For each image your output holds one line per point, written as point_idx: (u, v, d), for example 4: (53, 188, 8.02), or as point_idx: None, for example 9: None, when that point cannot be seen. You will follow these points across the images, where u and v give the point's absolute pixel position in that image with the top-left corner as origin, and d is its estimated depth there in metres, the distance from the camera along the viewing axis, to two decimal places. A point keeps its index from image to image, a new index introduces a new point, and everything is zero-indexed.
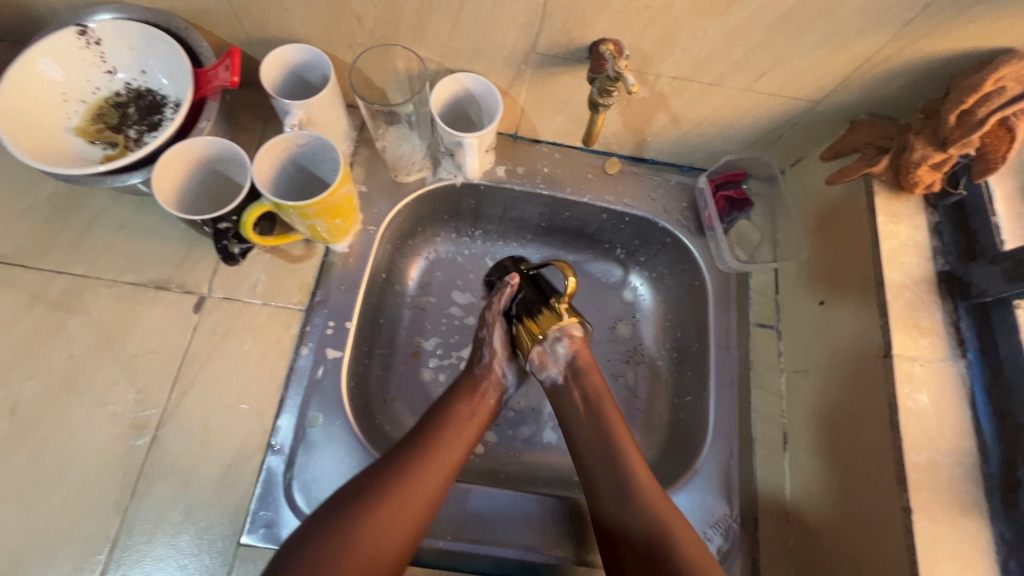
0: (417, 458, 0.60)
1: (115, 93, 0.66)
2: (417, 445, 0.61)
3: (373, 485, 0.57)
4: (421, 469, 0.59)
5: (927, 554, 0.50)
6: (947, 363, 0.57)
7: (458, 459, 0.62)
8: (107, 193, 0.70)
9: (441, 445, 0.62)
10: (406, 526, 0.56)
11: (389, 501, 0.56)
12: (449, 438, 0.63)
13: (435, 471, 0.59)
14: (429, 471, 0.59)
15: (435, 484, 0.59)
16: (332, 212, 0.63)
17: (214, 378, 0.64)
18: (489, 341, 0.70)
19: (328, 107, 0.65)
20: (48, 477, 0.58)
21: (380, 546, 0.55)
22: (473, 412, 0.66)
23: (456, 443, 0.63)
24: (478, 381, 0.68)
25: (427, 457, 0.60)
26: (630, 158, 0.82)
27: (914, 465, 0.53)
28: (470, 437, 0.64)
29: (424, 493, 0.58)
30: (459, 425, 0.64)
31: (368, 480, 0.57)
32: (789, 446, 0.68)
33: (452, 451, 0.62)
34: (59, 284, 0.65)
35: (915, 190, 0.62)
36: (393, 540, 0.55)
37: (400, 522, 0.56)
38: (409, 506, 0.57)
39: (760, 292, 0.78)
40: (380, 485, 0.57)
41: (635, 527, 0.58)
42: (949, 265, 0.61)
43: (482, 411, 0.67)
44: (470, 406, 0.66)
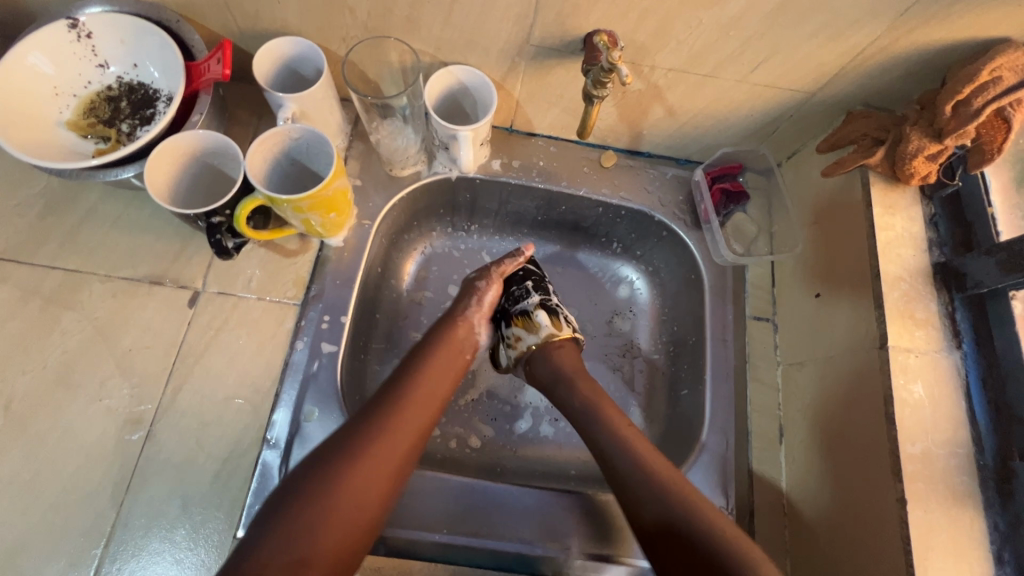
0: (392, 414, 0.58)
1: (107, 87, 0.65)
2: (390, 404, 0.59)
3: (348, 444, 0.55)
4: (395, 427, 0.57)
5: (921, 544, 0.50)
6: (942, 355, 0.57)
7: (431, 417, 0.61)
8: (101, 188, 0.70)
9: (415, 403, 0.60)
10: (383, 486, 0.54)
11: (364, 459, 0.54)
12: (423, 396, 0.61)
13: (410, 429, 0.58)
14: (404, 428, 0.58)
15: (409, 442, 0.58)
16: (327, 206, 0.63)
17: (210, 373, 0.64)
18: (478, 297, 0.72)
19: (321, 101, 0.65)
20: (44, 472, 0.58)
21: (354, 509, 0.52)
22: (446, 371, 0.65)
23: (430, 402, 0.61)
24: (454, 339, 0.68)
25: (400, 415, 0.58)
26: (626, 151, 0.82)
27: (909, 456, 0.53)
28: (442, 394, 0.63)
29: (398, 451, 0.56)
30: (434, 383, 0.63)
31: (339, 440, 0.55)
32: (785, 438, 0.69)
33: (424, 409, 0.60)
34: (52, 279, 0.65)
35: (911, 181, 0.62)
36: (370, 501, 0.53)
37: (378, 480, 0.54)
38: (382, 466, 0.55)
39: (757, 285, 0.78)
40: (356, 443, 0.55)
41: (653, 511, 0.56)
42: (945, 256, 0.61)
43: (456, 369, 0.66)
44: (446, 364, 0.65)
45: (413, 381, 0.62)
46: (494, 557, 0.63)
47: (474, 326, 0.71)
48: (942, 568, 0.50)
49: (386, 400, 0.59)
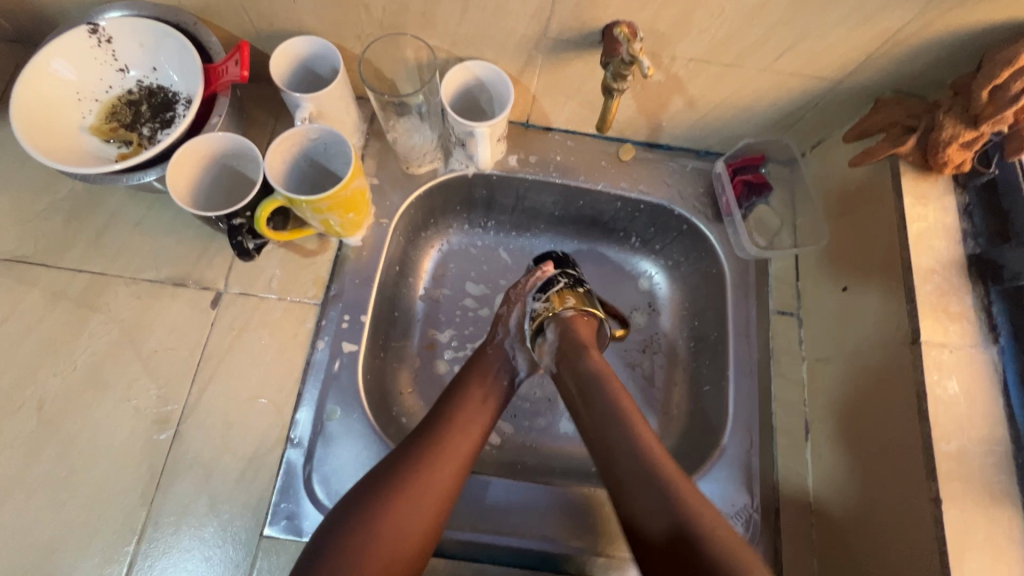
0: (435, 444, 0.59)
1: (128, 91, 0.66)
2: (433, 434, 0.60)
3: (392, 472, 0.56)
4: (438, 454, 0.58)
5: (957, 544, 0.49)
6: (978, 350, 0.56)
7: (475, 443, 0.61)
8: (123, 191, 0.71)
9: (456, 429, 0.61)
10: (427, 514, 0.55)
11: (408, 487, 0.55)
12: (465, 422, 0.62)
13: (452, 456, 0.58)
14: (446, 456, 0.58)
15: (453, 470, 0.58)
16: (345, 206, 0.63)
17: (233, 372, 0.65)
18: (504, 323, 0.72)
19: (338, 100, 0.65)
20: (76, 470, 0.60)
21: (401, 538, 0.53)
22: (486, 397, 0.65)
23: (472, 427, 0.62)
24: (489, 365, 0.68)
25: (442, 445, 0.59)
26: (645, 144, 0.80)
27: (944, 454, 0.52)
28: (485, 421, 0.63)
29: (442, 479, 0.57)
30: (474, 409, 0.63)
31: (385, 471, 0.56)
32: (812, 434, 0.67)
33: (467, 436, 0.61)
34: (80, 282, 0.66)
35: (944, 170, 0.60)
36: (416, 529, 0.54)
37: (423, 509, 0.55)
38: (427, 495, 0.55)
39: (780, 278, 0.76)
40: (397, 477, 0.55)
41: (655, 518, 0.54)
42: (980, 247, 0.59)
43: (497, 397, 0.66)
44: (484, 389, 0.65)
45: (454, 408, 0.63)
46: (516, 555, 0.63)
47: (512, 352, 0.70)
48: (980, 569, 0.49)
49: (429, 428, 0.60)
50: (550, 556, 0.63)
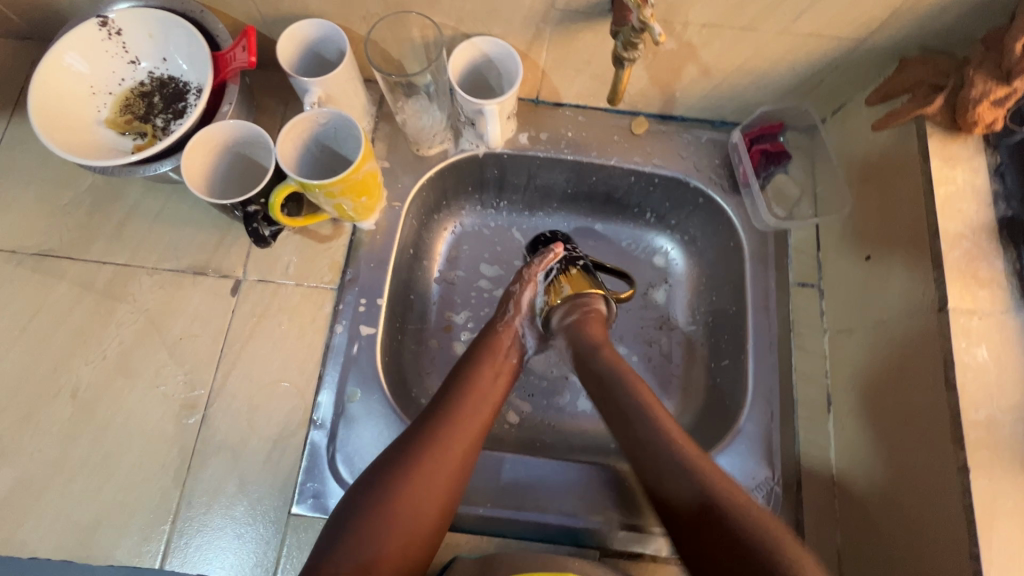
0: (446, 423, 0.59)
1: (140, 83, 0.66)
2: (444, 412, 0.60)
3: (405, 454, 0.57)
4: (448, 435, 0.59)
5: (985, 513, 0.48)
6: (1009, 316, 0.54)
7: (485, 423, 0.62)
8: (141, 183, 0.72)
9: (467, 409, 0.61)
10: (441, 493, 0.56)
11: (421, 468, 0.56)
12: (475, 402, 0.62)
13: (464, 436, 0.59)
14: (457, 435, 0.59)
15: (465, 449, 0.59)
16: (357, 190, 0.63)
17: (256, 358, 0.66)
18: (515, 301, 0.71)
19: (345, 83, 0.64)
20: (112, 454, 0.62)
21: (417, 514, 0.54)
22: (495, 374, 0.65)
23: (482, 407, 0.62)
24: (498, 345, 0.68)
25: (453, 423, 0.59)
26: (658, 116, 0.78)
27: (972, 423, 0.50)
28: (494, 398, 0.64)
29: (453, 459, 0.58)
30: (484, 390, 0.63)
31: (399, 450, 0.57)
32: (834, 406, 0.67)
33: (477, 416, 0.61)
34: (105, 274, 0.68)
35: (974, 130, 0.57)
36: (430, 508, 0.55)
37: (437, 488, 0.56)
38: (440, 473, 0.56)
39: (800, 250, 0.74)
40: (410, 456, 0.57)
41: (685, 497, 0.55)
42: (1012, 210, 0.57)
43: (505, 375, 0.66)
44: (493, 369, 0.65)
45: (464, 389, 0.63)
46: (538, 531, 0.64)
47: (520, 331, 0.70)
48: (1010, 537, 0.48)
49: (439, 410, 0.61)
50: (572, 531, 0.63)
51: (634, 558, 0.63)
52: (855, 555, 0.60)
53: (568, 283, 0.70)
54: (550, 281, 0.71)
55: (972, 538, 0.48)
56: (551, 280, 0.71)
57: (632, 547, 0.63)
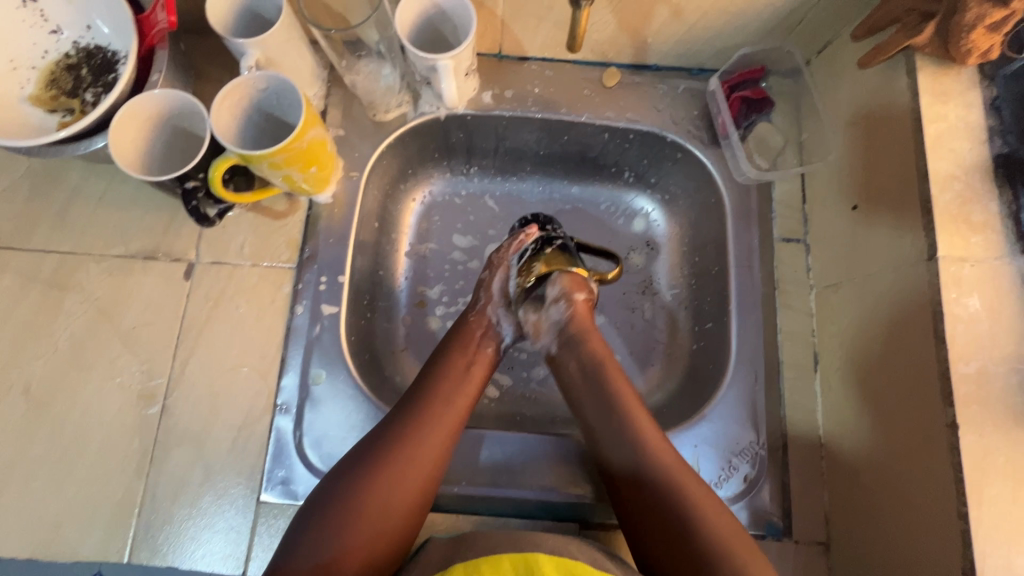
0: (416, 417, 0.56)
1: (65, 54, 0.61)
2: (415, 406, 0.57)
3: (372, 449, 0.54)
4: (420, 428, 0.55)
5: (975, 471, 0.46)
6: (1004, 262, 0.50)
7: (460, 415, 0.58)
8: (80, 165, 0.68)
9: (440, 401, 0.58)
10: (412, 491, 0.53)
11: (390, 464, 0.53)
12: (449, 393, 0.59)
13: (437, 429, 0.56)
14: (429, 428, 0.56)
15: (439, 444, 0.55)
16: (305, 159, 0.59)
17: (214, 343, 0.63)
18: (486, 287, 0.67)
19: (286, 44, 0.59)
20: (70, 449, 0.60)
21: (385, 515, 0.51)
22: (470, 365, 0.62)
23: (458, 398, 0.59)
24: (473, 333, 0.64)
25: (424, 417, 0.56)
26: (631, 66, 0.73)
27: (962, 376, 0.47)
28: (470, 390, 0.60)
29: (425, 453, 0.54)
30: (459, 380, 0.60)
31: (365, 447, 0.54)
32: (821, 365, 0.64)
33: (452, 408, 0.58)
34: (49, 263, 0.65)
35: (968, 61, 0.53)
36: (400, 505, 0.52)
37: (407, 485, 0.53)
38: (409, 470, 0.53)
39: (785, 203, 0.70)
40: (376, 452, 0.53)
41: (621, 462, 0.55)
42: (1009, 146, 0.52)
43: (482, 365, 0.63)
44: (468, 359, 0.62)
45: (436, 379, 0.59)
46: (516, 507, 0.62)
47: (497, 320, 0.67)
48: (1000, 495, 0.45)
49: (410, 402, 0.57)
50: (551, 505, 0.62)
51: (615, 530, 0.61)
52: (842, 517, 0.59)
53: (543, 263, 0.65)
54: (524, 261, 0.66)
55: (960, 497, 0.46)
56: (523, 261, 0.66)
57: (613, 518, 0.61)
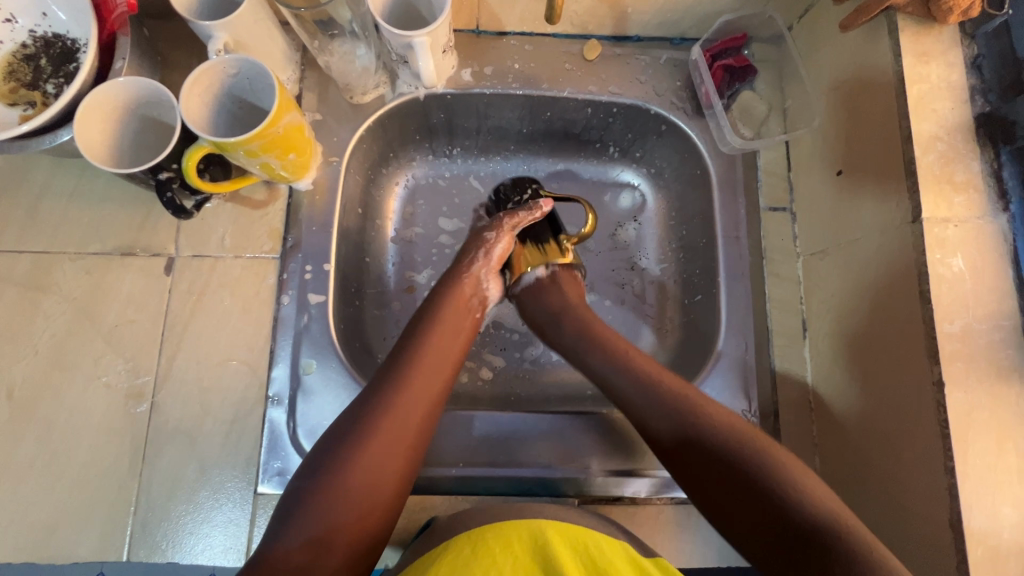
0: (399, 386, 0.55)
1: (21, 44, 0.58)
2: (397, 374, 0.56)
3: (357, 421, 0.52)
4: (406, 396, 0.54)
5: (961, 427, 0.47)
6: (986, 221, 0.50)
7: (445, 381, 0.57)
8: (47, 161, 0.65)
9: (425, 369, 0.57)
10: (400, 459, 0.52)
11: (377, 433, 0.52)
12: (434, 360, 0.58)
13: (423, 396, 0.55)
14: (414, 396, 0.55)
15: (422, 413, 0.54)
16: (283, 145, 0.57)
17: (201, 338, 0.62)
18: (486, 249, 0.65)
19: (254, 25, 0.57)
20: (60, 452, 0.59)
21: (374, 488, 0.50)
22: (454, 332, 0.60)
23: (443, 365, 0.58)
24: (459, 295, 0.63)
25: (408, 387, 0.55)
26: (611, 38, 0.72)
27: (947, 335, 0.48)
28: (453, 357, 0.59)
29: (410, 420, 0.53)
30: (444, 346, 0.59)
31: (351, 418, 0.53)
32: (809, 332, 0.65)
33: (437, 374, 0.57)
34: (22, 263, 0.63)
35: (949, 19, 0.52)
36: (389, 475, 0.51)
37: (397, 454, 0.52)
38: (395, 441, 0.52)
39: (771, 172, 0.70)
40: (361, 424, 0.52)
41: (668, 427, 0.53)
42: (990, 105, 0.52)
43: (467, 329, 0.62)
44: (452, 324, 0.61)
45: (418, 348, 0.58)
46: (514, 485, 0.62)
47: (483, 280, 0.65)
48: (983, 449, 0.46)
49: (393, 370, 0.56)
50: (549, 482, 0.62)
51: (615, 502, 0.62)
52: (833, 478, 0.60)
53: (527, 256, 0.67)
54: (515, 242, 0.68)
55: (948, 453, 0.46)
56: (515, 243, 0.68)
57: (612, 491, 0.62)
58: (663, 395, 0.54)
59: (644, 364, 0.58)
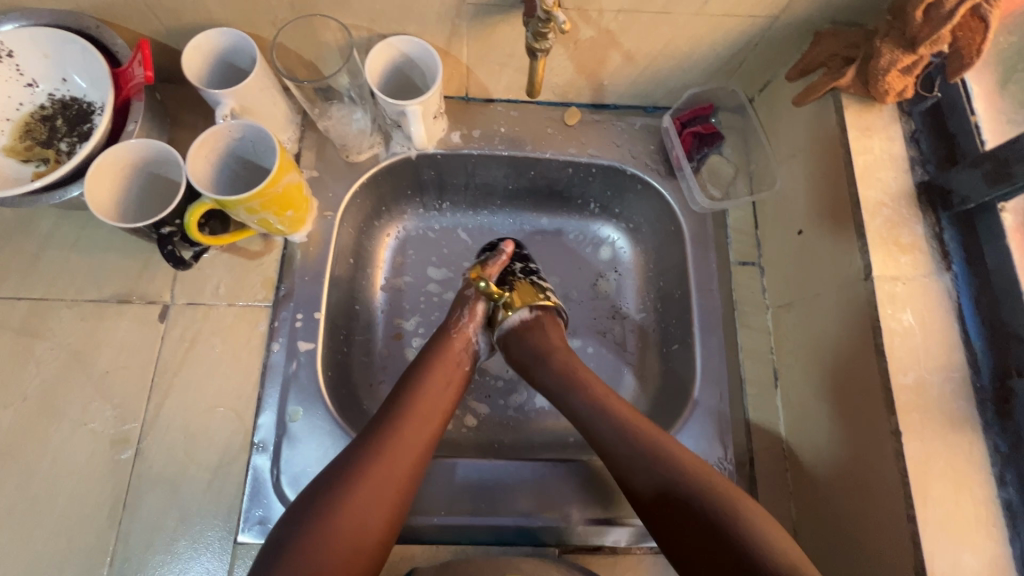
0: (391, 434, 0.57)
1: (40, 106, 0.63)
2: (390, 422, 0.58)
3: (346, 467, 0.54)
4: (396, 443, 0.56)
5: (919, 476, 0.49)
6: (931, 279, 0.54)
7: (435, 430, 0.59)
8: (53, 212, 0.68)
9: (414, 418, 0.59)
10: (390, 505, 0.54)
11: (367, 479, 0.53)
12: (424, 410, 0.60)
13: (414, 443, 0.57)
14: (404, 443, 0.57)
15: (411, 461, 0.56)
16: (281, 203, 0.61)
17: (190, 384, 0.64)
18: (469, 308, 0.69)
19: (260, 93, 0.62)
20: (40, 499, 0.59)
21: (361, 534, 0.51)
22: (446, 382, 0.63)
23: (432, 415, 0.60)
24: (449, 352, 0.65)
25: (400, 434, 0.57)
26: (590, 106, 0.78)
27: (901, 386, 0.51)
28: (444, 407, 0.61)
29: (399, 466, 0.55)
30: (433, 397, 0.61)
31: (343, 463, 0.54)
32: (780, 382, 0.67)
33: (424, 422, 0.59)
34: (20, 309, 0.64)
35: (887, 99, 0.58)
36: (378, 521, 0.53)
37: (383, 501, 0.53)
38: (385, 487, 0.54)
39: (739, 229, 0.75)
40: (352, 470, 0.54)
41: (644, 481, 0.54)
42: (929, 174, 0.58)
43: (458, 380, 0.64)
44: (444, 376, 0.63)
45: (410, 397, 0.60)
46: (495, 534, 0.63)
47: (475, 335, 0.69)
48: (941, 497, 0.48)
49: (384, 420, 0.58)
50: (529, 531, 0.63)
51: (595, 552, 0.63)
52: (808, 527, 0.61)
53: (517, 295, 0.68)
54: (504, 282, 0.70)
55: (909, 501, 0.48)
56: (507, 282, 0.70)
57: (591, 540, 0.63)
58: (648, 448, 0.56)
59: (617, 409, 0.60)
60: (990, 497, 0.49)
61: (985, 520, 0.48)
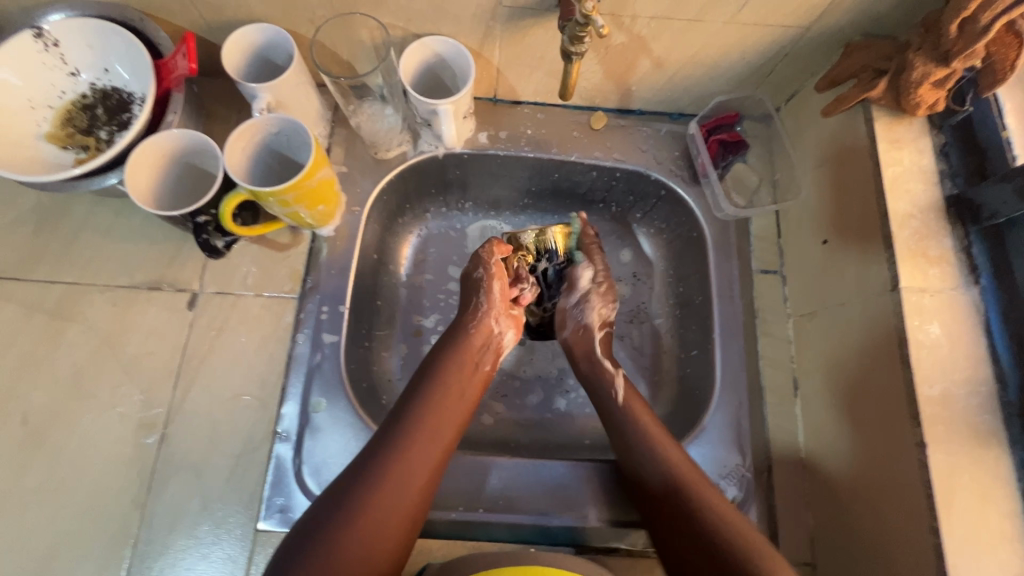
0: (421, 417, 0.58)
1: (82, 94, 0.64)
2: (418, 405, 0.59)
3: (376, 450, 0.55)
4: (424, 428, 0.58)
5: (944, 486, 0.49)
6: (958, 291, 0.55)
7: (460, 416, 0.61)
8: (88, 199, 0.70)
9: (442, 402, 0.60)
10: (411, 498, 0.54)
11: (389, 476, 0.54)
12: (451, 396, 0.61)
13: (435, 439, 0.58)
14: (435, 431, 0.58)
15: (439, 444, 0.58)
16: (312, 197, 0.62)
17: (216, 372, 0.65)
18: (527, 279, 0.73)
19: (296, 89, 0.63)
20: (67, 479, 0.60)
21: (391, 513, 0.52)
22: (474, 368, 0.64)
23: (460, 400, 0.62)
24: (471, 347, 0.65)
25: (429, 420, 0.58)
26: (616, 110, 0.79)
27: (928, 398, 0.51)
28: (471, 395, 0.63)
29: (427, 456, 0.56)
30: (462, 383, 0.63)
31: (375, 446, 0.56)
32: (801, 391, 0.67)
33: (452, 415, 0.60)
34: (54, 293, 0.66)
35: (918, 112, 0.58)
36: (408, 501, 0.54)
37: (414, 480, 0.55)
38: (416, 469, 0.55)
39: (762, 237, 0.75)
40: (383, 453, 0.55)
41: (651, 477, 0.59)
42: (958, 188, 0.58)
43: (485, 367, 0.66)
44: (469, 364, 0.64)
45: (433, 382, 0.61)
46: (512, 531, 0.63)
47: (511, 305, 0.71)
48: (966, 510, 0.48)
49: (404, 419, 0.58)
50: (547, 529, 0.63)
51: (612, 553, 0.64)
52: (826, 538, 0.61)
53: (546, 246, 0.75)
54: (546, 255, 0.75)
55: (933, 512, 0.48)
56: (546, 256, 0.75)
57: (610, 541, 0.64)
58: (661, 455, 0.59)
59: (649, 430, 0.62)
60: (1016, 512, 0.49)
61: (1009, 535, 0.48)
